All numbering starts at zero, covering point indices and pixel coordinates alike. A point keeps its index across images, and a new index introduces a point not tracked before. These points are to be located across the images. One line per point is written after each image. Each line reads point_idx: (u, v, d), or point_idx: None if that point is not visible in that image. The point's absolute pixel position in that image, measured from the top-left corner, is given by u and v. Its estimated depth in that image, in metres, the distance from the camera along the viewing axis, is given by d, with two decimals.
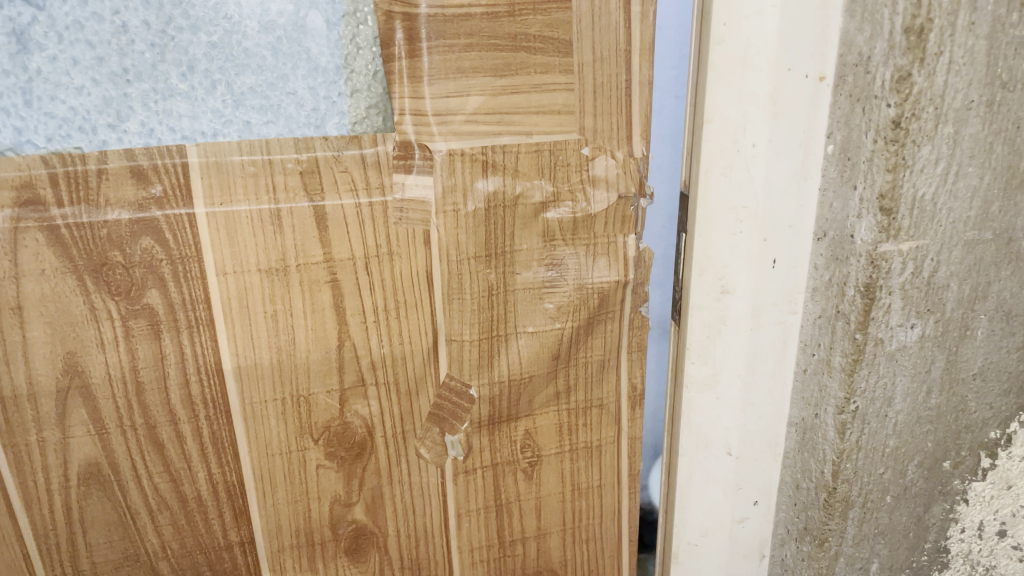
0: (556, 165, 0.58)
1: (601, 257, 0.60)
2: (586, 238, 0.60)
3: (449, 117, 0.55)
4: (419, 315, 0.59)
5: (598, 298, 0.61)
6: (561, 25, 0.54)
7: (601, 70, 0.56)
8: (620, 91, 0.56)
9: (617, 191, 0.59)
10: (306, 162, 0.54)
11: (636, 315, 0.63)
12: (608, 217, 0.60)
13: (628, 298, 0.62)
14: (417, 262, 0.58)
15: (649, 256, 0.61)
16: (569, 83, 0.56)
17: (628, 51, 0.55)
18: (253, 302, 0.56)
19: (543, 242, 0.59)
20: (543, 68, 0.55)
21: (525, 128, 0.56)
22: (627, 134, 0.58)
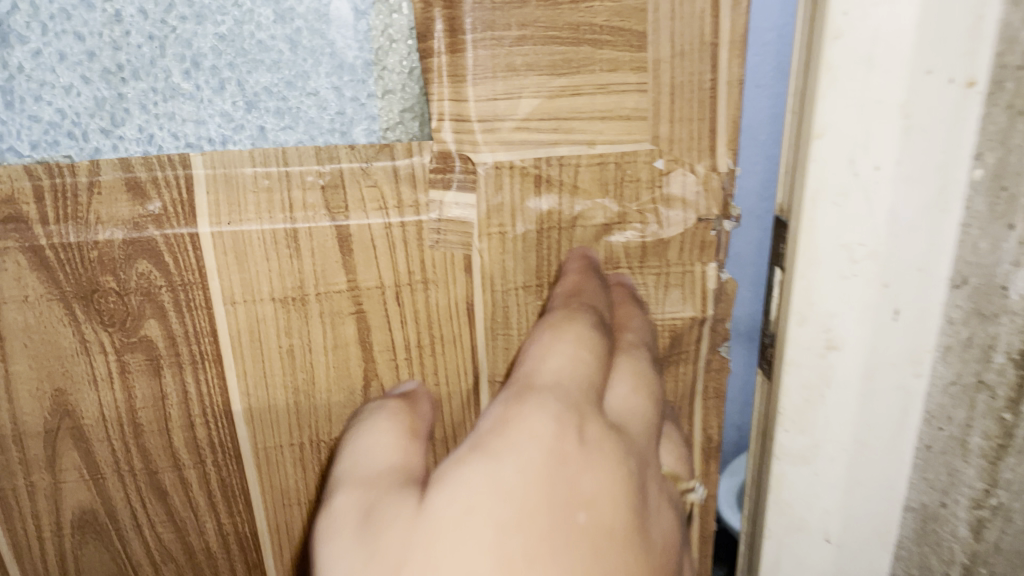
0: (624, 180, 0.48)
1: (673, 289, 0.51)
2: (656, 266, 0.51)
3: (496, 123, 0.46)
4: (459, 352, 0.51)
5: (670, 337, 0.52)
6: (633, 14, 0.45)
7: (681, 69, 0.46)
8: (703, 93, 0.47)
9: (696, 212, 0.49)
10: (329, 175, 0.47)
11: (715, 357, 0.54)
12: (684, 243, 0.50)
13: (705, 337, 0.53)
14: (456, 292, 0.49)
15: (732, 289, 0.52)
16: (640, 83, 0.46)
17: (715, 45, 0.46)
18: (267, 335, 0.48)
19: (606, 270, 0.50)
20: (610, 65, 0.46)
21: (587, 136, 0.47)
22: (710, 144, 0.48)
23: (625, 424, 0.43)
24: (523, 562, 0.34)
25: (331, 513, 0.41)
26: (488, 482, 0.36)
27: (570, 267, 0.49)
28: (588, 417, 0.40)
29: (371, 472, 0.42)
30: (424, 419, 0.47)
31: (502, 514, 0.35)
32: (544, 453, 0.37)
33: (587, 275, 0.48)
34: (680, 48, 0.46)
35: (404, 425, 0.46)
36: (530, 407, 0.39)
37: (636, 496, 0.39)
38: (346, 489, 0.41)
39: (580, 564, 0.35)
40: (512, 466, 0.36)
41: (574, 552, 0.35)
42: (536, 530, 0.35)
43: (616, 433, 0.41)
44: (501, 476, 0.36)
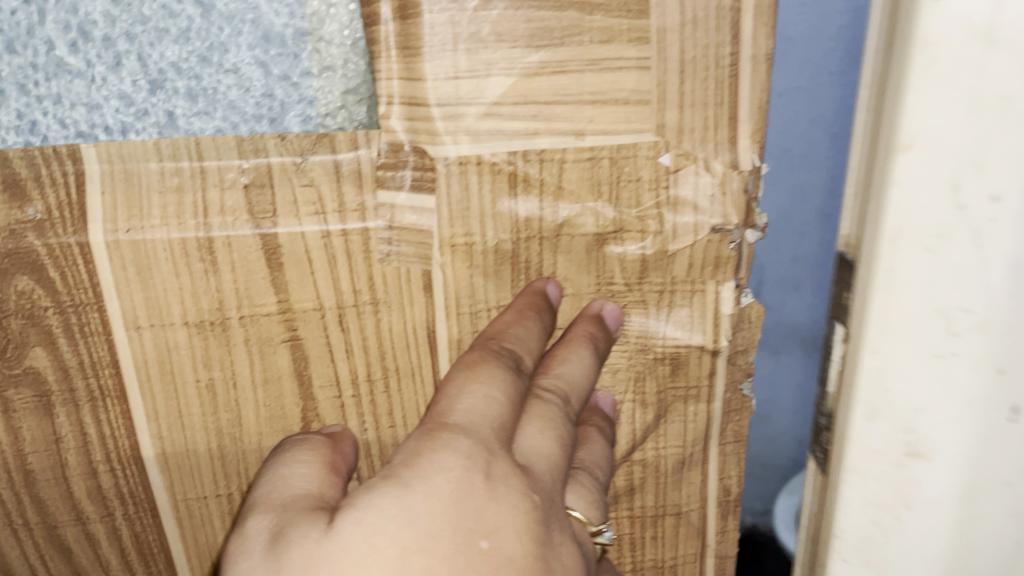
0: (621, 178, 0.39)
1: (680, 310, 0.41)
2: (659, 282, 0.41)
3: (460, 109, 0.37)
4: (418, 387, 0.42)
5: (670, 365, 0.43)
6: None
7: (693, 40, 0.37)
8: (720, 71, 0.37)
9: (711, 219, 0.40)
10: (253, 171, 0.38)
11: (734, 395, 0.44)
12: (695, 256, 0.40)
13: (722, 372, 0.43)
14: (413, 317, 0.40)
15: (755, 315, 0.42)
16: (641, 58, 0.37)
17: (736, 9, 0.36)
18: (181, 368, 0.39)
19: (597, 285, 0.41)
20: (601, 35, 0.36)
21: (574, 124, 0.38)
22: (730, 134, 0.39)
23: (532, 466, 0.37)
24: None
25: (240, 539, 0.34)
26: (393, 502, 0.32)
27: (514, 302, 0.40)
28: (495, 456, 0.35)
29: (282, 505, 0.34)
30: (348, 458, 0.39)
31: (402, 534, 0.32)
32: (452, 483, 0.33)
33: (528, 313, 0.39)
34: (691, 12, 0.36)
35: (326, 460, 0.37)
36: (438, 445, 0.34)
37: (542, 539, 0.35)
38: (256, 522, 0.34)
39: None
40: (418, 491, 0.33)
41: None
42: (439, 551, 0.32)
43: (522, 471, 0.36)
44: (407, 502, 0.33)
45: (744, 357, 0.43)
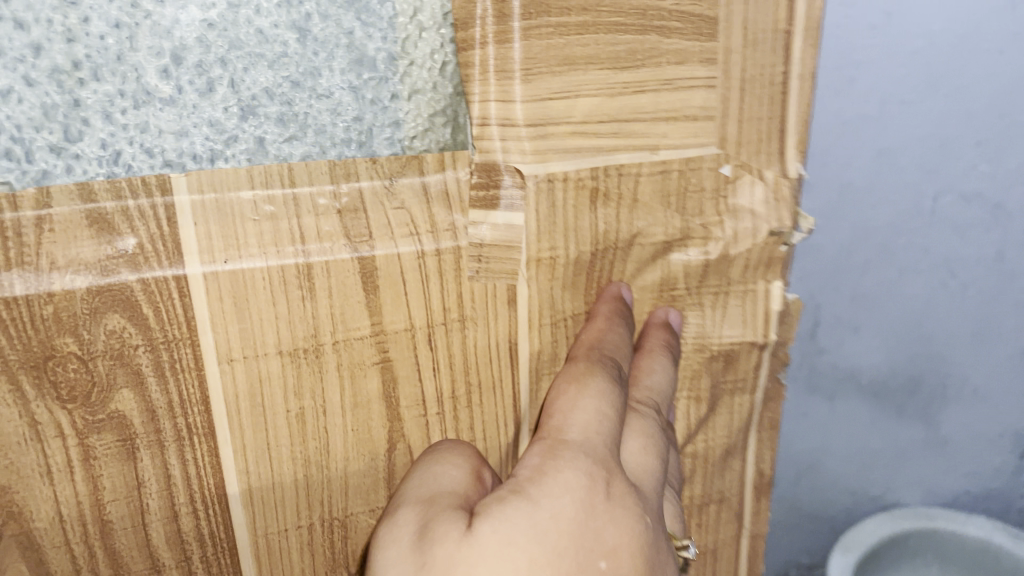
0: (687, 188, 0.42)
1: (733, 309, 0.45)
2: (715, 285, 0.44)
3: (550, 128, 0.39)
4: (498, 400, 0.43)
5: (724, 361, 0.46)
6: None
7: (752, 60, 0.41)
8: (773, 89, 0.41)
9: (765, 224, 0.44)
10: (347, 197, 0.38)
11: (773, 384, 0.48)
12: (749, 259, 0.44)
13: (765, 364, 0.47)
14: (497, 331, 0.41)
15: (797, 311, 0.46)
16: (709, 77, 0.40)
17: (788, 32, 0.40)
18: (272, 400, 0.38)
19: (660, 291, 0.44)
20: (676, 57, 0.40)
21: (650, 141, 0.41)
22: (779, 147, 0.43)
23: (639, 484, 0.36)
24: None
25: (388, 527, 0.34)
26: (524, 514, 0.31)
27: (599, 310, 0.42)
28: (615, 474, 0.35)
29: (432, 492, 0.35)
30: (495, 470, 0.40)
31: (534, 549, 0.31)
32: (577, 502, 0.32)
33: (616, 319, 0.41)
34: (752, 35, 0.40)
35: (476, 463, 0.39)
36: (563, 461, 0.34)
37: (657, 567, 0.33)
38: (407, 505, 0.35)
39: None
40: (547, 509, 0.32)
41: None
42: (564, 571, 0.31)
43: (636, 493, 0.35)
44: (536, 517, 0.31)
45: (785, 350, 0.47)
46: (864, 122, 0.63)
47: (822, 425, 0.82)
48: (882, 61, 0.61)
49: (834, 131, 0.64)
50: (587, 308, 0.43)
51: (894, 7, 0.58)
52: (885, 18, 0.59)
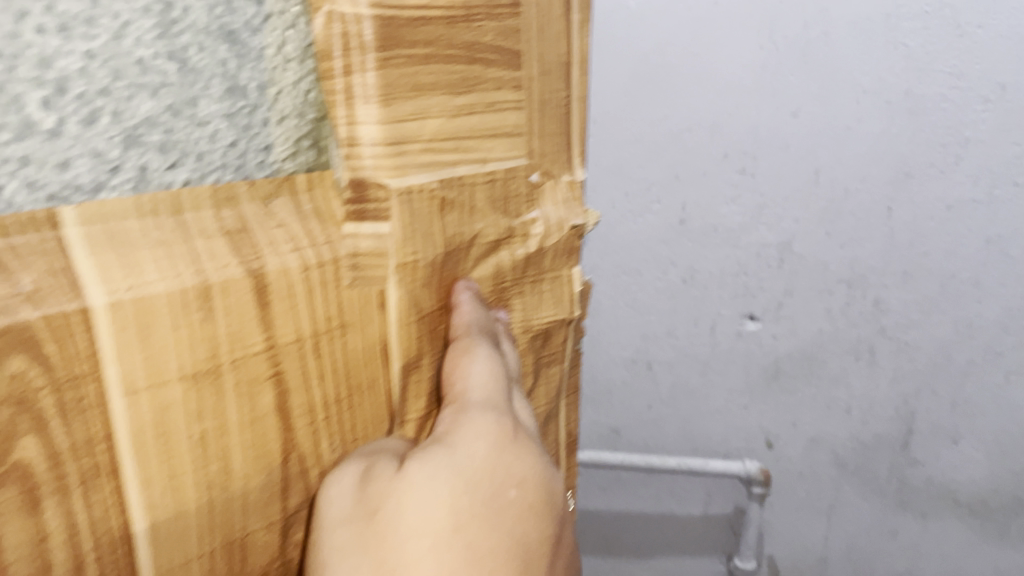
0: (508, 196, 0.50)
1: (547, 293, 0.55)
2: (533, 275, 0.53)
3: (405, 146, 0.43)
4: (373, 397, 0.46)
5: (543, 337, 0.55)
6: (512, 34, 0.47)
7: (550, 85, 0.51)
8: (559, 109, 0.52)
9: (568, 220, 0.54)
10: (230, 220, 0.40)
11: (573, 352, 0.59)
12: (557, 250, 0.54)
13: (570, 335, 0.57)
14: (372, 333, 0.45)
15: (588, 291, 0.58)
16: (519, 101, 0.49)
17: (569, 62, 0.52)
18: (175, 426, 0.38)
19: (494, 286, 0.51)
20: (497, 83, 0.47)
21: (481, 155, 0.47)
22: (567, 157, 0.54)
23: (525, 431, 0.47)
24: (465, 521, 0.39)
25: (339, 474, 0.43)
26: (446, 455, 0.42)
27: (458, 301, 0.48)
28: (512, 428, 0.45)
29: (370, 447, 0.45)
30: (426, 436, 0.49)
31: (454, 481, 0.40)
32: (484, 447, 0.43)
33: (477, 305, 0.49)
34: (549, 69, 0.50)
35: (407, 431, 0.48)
36: (472, 418, 0.44)
37: (547, 497, 0.44)
38: (355, 457, 0.44)
39: (511, 530, 0.41)
40: (462, 451, 0.42)
41: (506, 519, 0.41)
42: (479, 496, 0.41)
43: (527, 441, 0.46)
44: (455, 458, 0.42)
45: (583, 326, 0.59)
46: (963, 202, 0.99)
47: (913, 546, 1.27)
48: (993, 144, 0.94)
49: (818, 248, 1.05)
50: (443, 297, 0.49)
51: (1005, 82, 0.91)
52: (999, 89, 0.91)
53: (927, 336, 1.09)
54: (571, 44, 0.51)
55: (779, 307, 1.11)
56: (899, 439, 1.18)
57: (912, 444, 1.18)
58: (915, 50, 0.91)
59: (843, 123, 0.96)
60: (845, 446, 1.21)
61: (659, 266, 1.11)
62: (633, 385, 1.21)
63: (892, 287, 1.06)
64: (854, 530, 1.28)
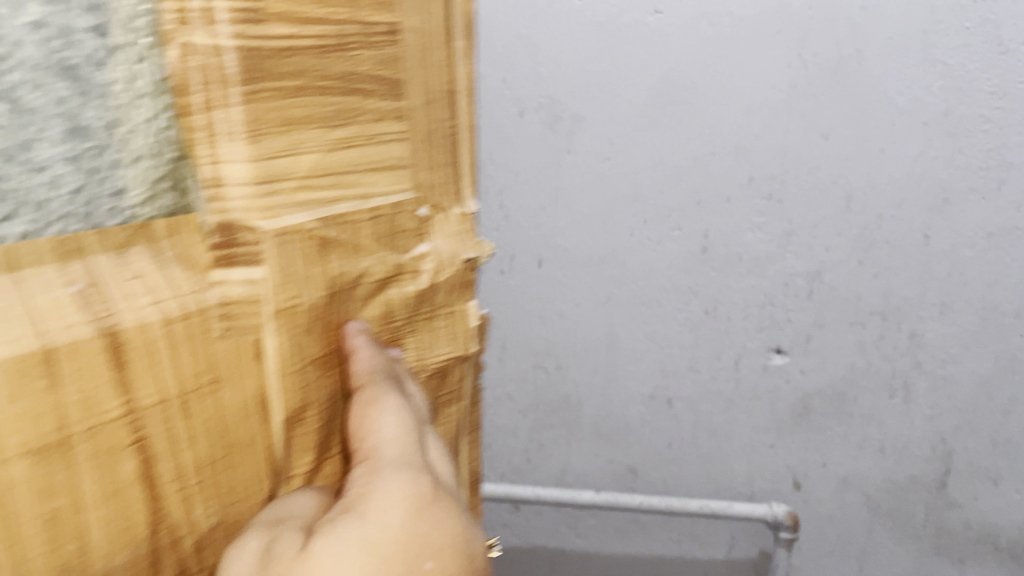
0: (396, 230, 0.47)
1: (439, 330, 0.52)
2: (426, 312, 0.51)
3: (274, 187, 0.39)
4: (254, 454, 0.43)
5: (438, 374, 0.53)
6: (391, 61, 0.43)
7: (434, 115, 0.47)
8: (447, 133, 0.48)
9: (461, 255, 0.51)
10: (77, 274, 0.36)
11: (472, 389, 0.57)
12: (450, 284, 0.51)
13: (466, 371, 0.56)
14: (248, 388, 0.41)
15: (486, 324, 0.55)
16: (402, 130, 0.45)
17: (452, 91, 0.48)
18: (16, 507, 0.34)
19: (383, 322, 0.48)
20: (377, 114, 0.43)
21: (363, 190, 0.44)
22: (455, 187, 0.50)
23: (442, 486, 0.45)
24: None
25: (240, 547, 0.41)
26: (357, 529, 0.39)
27: (353, 346, 0.46)
28: (428, 487, 0.44)
29: (274, 514, 0.42)
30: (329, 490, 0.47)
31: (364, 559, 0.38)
32: (399, 514, 0.41)
33: (372, 348, 0.46)
34: (434, 99, 0.47)
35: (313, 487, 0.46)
36: (386, 482, 0.43)
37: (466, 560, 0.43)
38: (257, 529, 0.42)
39: None
40: (374, 522, 0.40)
41: None
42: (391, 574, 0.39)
43: (445, 497, 0.44)
44: (367, 532, 0.40)
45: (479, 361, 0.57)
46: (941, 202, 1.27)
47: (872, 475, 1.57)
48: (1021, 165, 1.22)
49: (821, 239, 1.34)
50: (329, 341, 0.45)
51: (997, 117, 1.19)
52: (988, 121, 1.20)
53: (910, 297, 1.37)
54: (454, 73, 0.48)
55: (819, 274, 1.37)
56: (890, 371, 1.46)
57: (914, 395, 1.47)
58: (948, 66, 1.16)
59: (876, 147, 1.24)
60: (827, 389, 1.50)
61: (629, 223, 1.37)
62: (621, 314, 1.48)
63: (893, 255, 1.33)
64: (865, 487, 1.59)
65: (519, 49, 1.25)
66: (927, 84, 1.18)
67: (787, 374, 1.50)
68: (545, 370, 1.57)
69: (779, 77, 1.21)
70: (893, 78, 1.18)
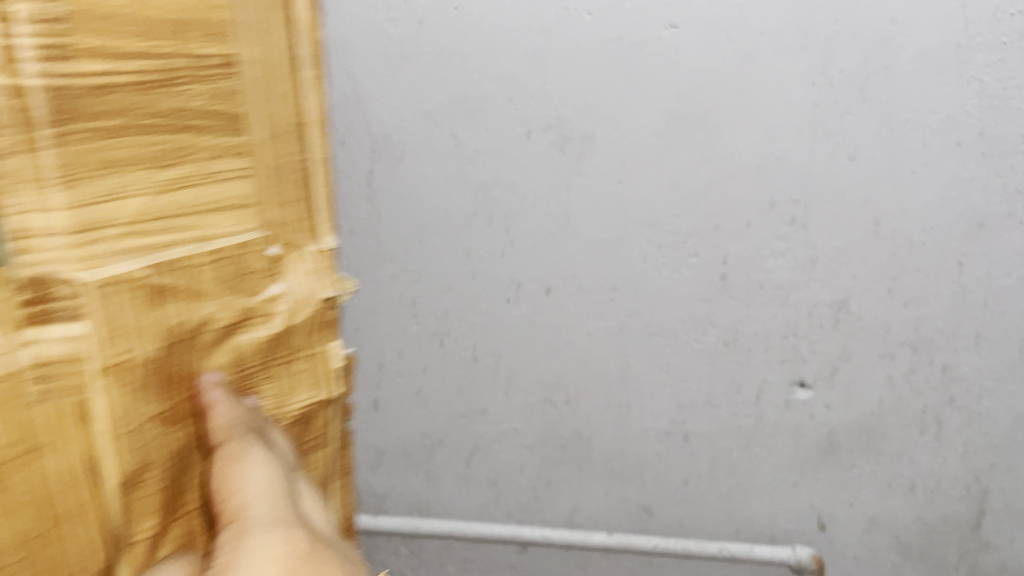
0: (244, 264, 0.77)
1: (308, 368, 0.86)
2: (292, 348, 0.84)
3: (105, 229, 0.66)
4: (59, 427, 0.66)
5: (308, 394, 0.87)
6: (228, 96, 0.73)
7: (282, 151, 0.79)
8: (297, 170, 0.81)
9: (313, 291, 0.83)
10: None
11: (334, 408, 0.91)
12: (312, 319, 0.84)
13: (334, 399, 0.90)
14: (47, 409, 0.66)
15: (349, 362, 0.90)
16: (246, 163, 0.76)
17: (297, 124, 0.79)
18: None
19: (241, 325, 0.78)
20: (211, 150, 0.72)
21: (209, 223, 0.74)
22: (304, 224, 0.83)
23: (286, 522, 0.76)
24: None
25: None
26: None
27: (211, 398, 0.76)
28: (275, 535, 0.74)
29: None
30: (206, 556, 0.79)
31: None
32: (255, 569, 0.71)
33: (228, 401, 0.77)
34: (279, 132, 0.78)
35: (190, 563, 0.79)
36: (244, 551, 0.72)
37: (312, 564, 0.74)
38: None
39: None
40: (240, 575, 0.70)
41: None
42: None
43: (290, 533, 0.75)
44: None
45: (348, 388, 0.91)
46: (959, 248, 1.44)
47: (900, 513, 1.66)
48: None
49: (851, 259, 1.46)
50: (211, 342, 0.76)
51: None
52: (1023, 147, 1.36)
53: (932, 314, 1.49)
54: (298, 106, 0.79)
55: (846, 302, 1.49)
56: (921, 399, 1.56)
57: (945, 426, 1.57)
58: (988, 84, 1.33)
59: (908, 167, 1.39)
60: (852, 425, 1.59)
61: (641, 249, 1.48)
62: (634, 350, 1.55)
63: (909, 289, 1.48)
64: (893, 516, 1.67)
65: (478, 78, 1.39)
66: (965, 105, 1.35)
67: (811, 409, 1.58)
68: (556, 406, 1.60)
69: (804, 94, 1.36)
70: (924, 98, 1.35)
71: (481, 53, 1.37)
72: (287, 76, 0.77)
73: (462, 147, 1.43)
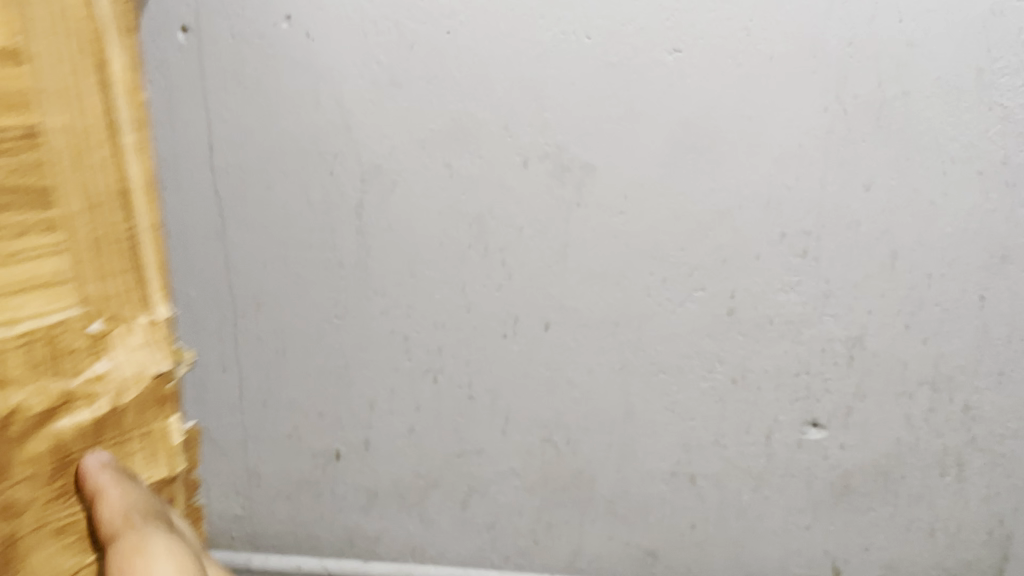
0: (62, 342, 0.79)
1: (149, 447, 0.90)
2: (123, 417, 0.86)
3: None
4: None
5: (151, 465, 0.90)
6: (30, 168, 0.75)
7: (105, 221, 0.83)
8: (121, 237, 0.85)
9: (144, 368, 0.87)
10: None
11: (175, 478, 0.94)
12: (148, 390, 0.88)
13: (178, 469, 0.94)
14: None
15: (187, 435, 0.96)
16: (60, 240, 0.78)
17: (114, 186, 0.83)
18: None
19: (54, 389, 0.78)
20: (16, 229, 0.74)
21: (16, 305, 0.75)
22: (130, 298, 0.86)
23: None
24: None
25: None
26: None
27: (98, 483, 0.81)
28: None
29: None
30: None
31: None
32: None
33: (117, 486, 0.82)
34: (98, 202, 0.82)
35: None
36: None
37: None
38: None
39: None
40: None
41: None
42: None
43: None
44: None
45: (191, 459, 0.96)
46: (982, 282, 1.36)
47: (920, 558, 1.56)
48: None
49: (867, 295, 1.39)
50: (21, 433, 0.75)
51: None
52: None
53: (954, 352, 1.41)
54: (113, 175, 0.83)
55: (862, 338, 1.41)
56: (943, 437, 1.47)
57: (968, 468, 1.48)
58: (1010, 110, 1.27)
59: (926, 198, 1.32)
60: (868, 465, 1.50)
61: (645, 282, 1.41)
62: (637, 387, 1.48)
63: (929, 324, 1.40)
64: (912, 563, 1.57)
65: (471, 104, 1.32)
66: (988, 131, 1.28)
67: (825, 450, 1.49)
68: (555, 445, 1.52)
69: (816, 121, 1.29)
70: (944, 125, 1.28)
71: (475, 80, 1.31)
72: (105, 142, 0.82)
73: (456, 177, 1.37)
